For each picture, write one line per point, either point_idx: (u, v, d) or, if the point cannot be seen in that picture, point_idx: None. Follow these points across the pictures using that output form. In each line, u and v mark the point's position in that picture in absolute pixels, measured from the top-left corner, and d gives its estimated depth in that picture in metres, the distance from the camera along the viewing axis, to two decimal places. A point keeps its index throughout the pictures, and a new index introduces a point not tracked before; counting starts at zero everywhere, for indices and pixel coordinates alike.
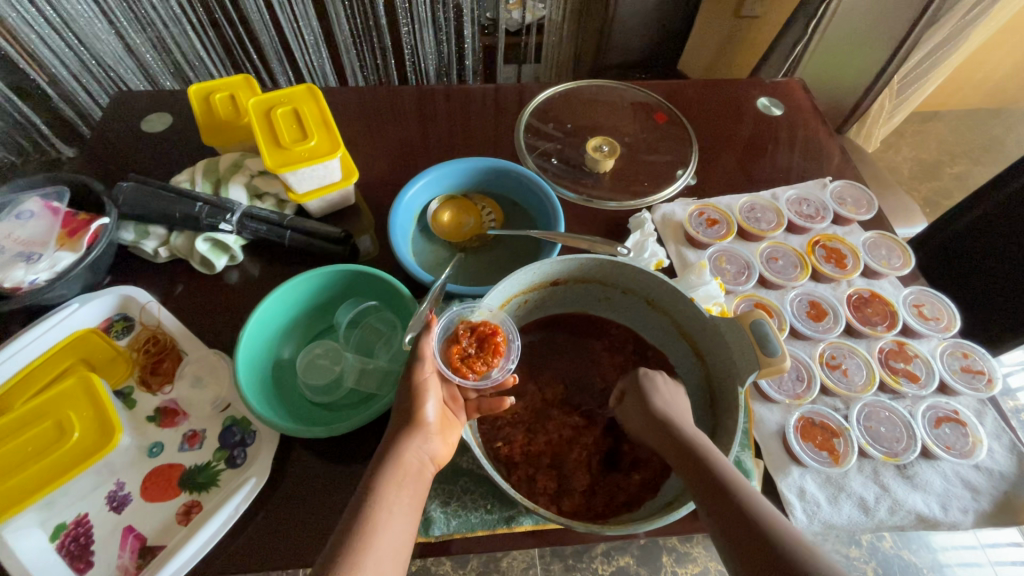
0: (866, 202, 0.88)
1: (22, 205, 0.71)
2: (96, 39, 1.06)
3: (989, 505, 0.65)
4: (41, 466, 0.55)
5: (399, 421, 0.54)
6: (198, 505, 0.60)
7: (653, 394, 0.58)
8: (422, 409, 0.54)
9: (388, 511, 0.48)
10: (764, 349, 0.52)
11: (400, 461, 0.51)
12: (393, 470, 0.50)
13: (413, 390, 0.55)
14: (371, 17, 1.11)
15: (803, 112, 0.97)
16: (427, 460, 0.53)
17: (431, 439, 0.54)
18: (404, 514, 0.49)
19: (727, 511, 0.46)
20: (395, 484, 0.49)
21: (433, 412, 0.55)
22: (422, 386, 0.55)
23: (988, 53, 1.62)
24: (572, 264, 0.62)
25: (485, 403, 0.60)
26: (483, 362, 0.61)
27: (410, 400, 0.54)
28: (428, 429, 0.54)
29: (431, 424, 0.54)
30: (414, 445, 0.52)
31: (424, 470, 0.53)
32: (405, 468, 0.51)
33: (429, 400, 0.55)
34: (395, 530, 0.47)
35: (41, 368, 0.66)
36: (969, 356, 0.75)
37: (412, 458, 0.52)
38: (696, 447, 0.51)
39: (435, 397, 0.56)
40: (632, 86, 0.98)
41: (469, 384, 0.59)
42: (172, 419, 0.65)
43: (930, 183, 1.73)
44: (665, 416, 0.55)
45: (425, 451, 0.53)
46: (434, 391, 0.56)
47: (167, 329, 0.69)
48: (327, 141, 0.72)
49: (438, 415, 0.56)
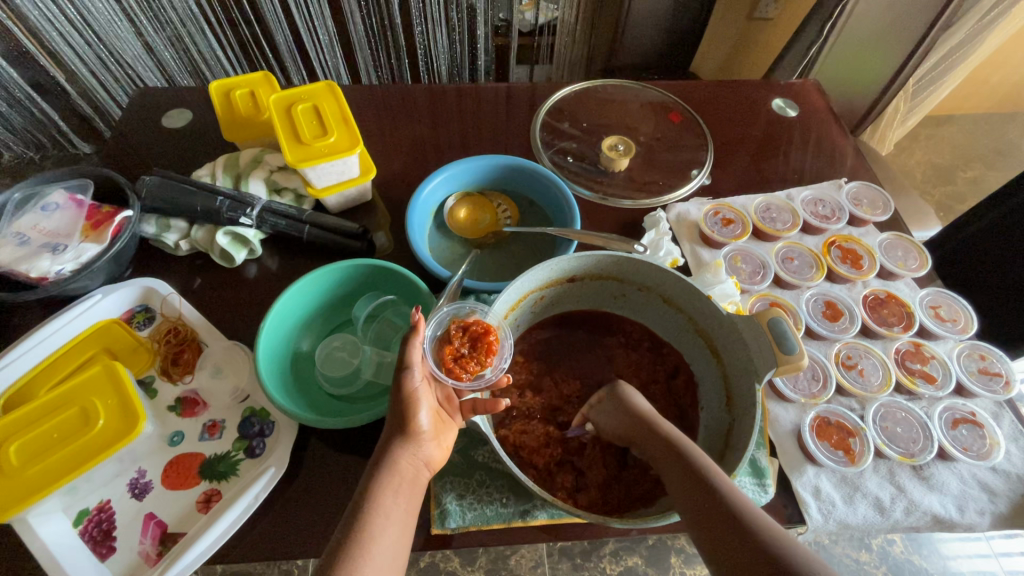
0: (882, 203, 0.87)
1: (47, 197, 0.72)
2: (116, 37, 1.08)
3: (1006, 508, 0.64)
4: (67, 452, 0.56)
5: (393, 428, 0.53)
6: (217, 494, 0.60)
7: (637, 406, 0.57)
8: (415, 418, 0.53)
9: (385, 517, 0.47)
10: (782, 347, 0.52)
11: (395, 468, 0.51)
12: (388, 477, 0.50)
13: (407, 399, 0.53)
14: (386, 17, 1.12)
15: (818, 114, 0.97)
16: (423, 465, 0.53)
17: (426, 444, 0.53)
18: (401, 519, 0.49)
19: (721, 522, 0.45)
20: (391, 491, 0.49)
21: (427, 419, 0.54)
22: (415, 394, 0.54)
23: (1004, 57, 1.61)
24: (589, 260, 0.63)
25: (481, 403, 0.56)
26: (476, 362, 0.61)
27: (402, 408, 0.53)
28: (422, 437, 0.53)
29: (424, 431, 0.53)
30: (406, 453, 0.52)
31: (420, 475, 0.53)
32: (401, 475, 0.51)
33: (422, 409, 0.53)
34: (391, 537, 0.47)
35: (65, 358, 0.67)
36: (987, 358, 0.75)
37: (406, 465, 0.51)
38: (687, 458, 0.50)
39: (428, 406, 0.55)
40: (647, 86, 0.98)
41: (463, 385, 0.58)
42: (193, 409, 0.66)
43: (943, 188, 1.72)
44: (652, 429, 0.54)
45: (421, 457, 0.53)
46: (425, 398, 0.55)
47: (188, 321, 0.71)
48: (346, 138, 0.73)
49: (432, 422, 0.54)
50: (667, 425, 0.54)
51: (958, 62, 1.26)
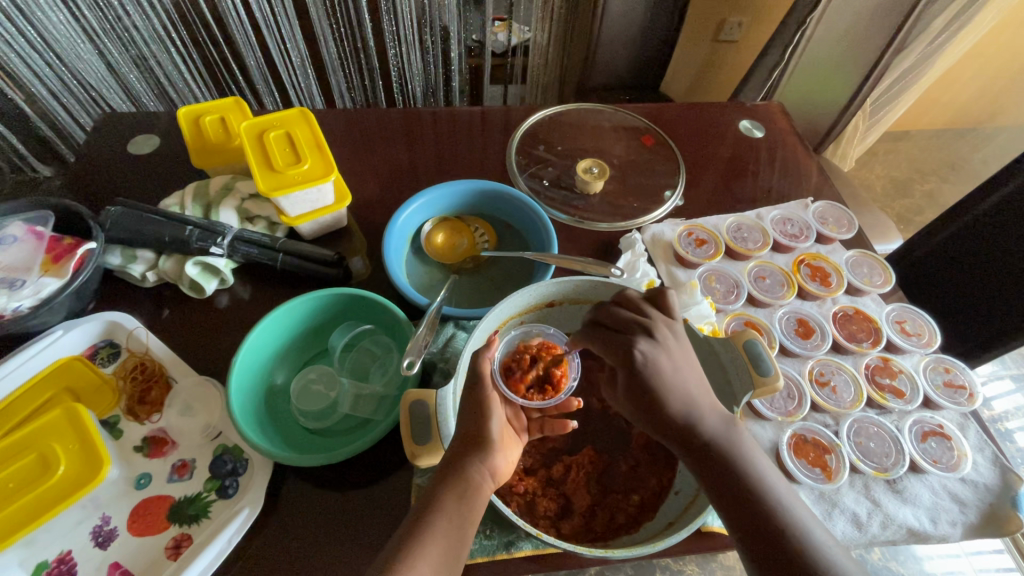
0: (847, 221, 0.90)
1: (4, 230, 0.69)
2: (78, 58, 1.05)
3: (976, 517, 0.66)
4: (23, 502, 0.53)
5: (465, 439, 0.51)
6: (187, 539, 0.58)
7: (659, 370, 0.52)
8: (485, 426, 0.51)
9: (449, 522, 0.47)
10: (758, 368, 0.57)
11: (464, 476, 0.49)
12: (454, 483, 0.48)
13: (480, 405, 0.53)
14: (359, 39, 1.12)
15: (783, 135, 1.00)
16: (489, 476, 0.50)
17: (498, 455, 0.51)
18: (460, 528, 0.47)
19: (741, 507, 0.47)
20: (455, 494, 0.48)
21: (498, 429, 0.52)
22: (489, 401, 0.53)
23: (953, 76, 1.70)
24: (568, 285, 0.65)
25: (549, 424, 0.60)
26: (546, 386, 0.61)
27: (474, 419, 0.52)
28: (491, 446, 0.51)
29: (494, 441, 0.51)
30: (475, 460, 0.49)
31: (486, 486, 0.50)
32: (468, 484, 0.48)
33: (492, 416, 0.52)
34: (457, 538, 0.46)
35: (22, 399, 0.64)
36: (950, 371, 0.77)
37: (476, 473, 0.49)
38: (705, 435, 0.50)
39: (499, 416, 0.53)
40: (618, 109, 1.01)
41: (535, 404, 0.59)
42: (161, 449, 0.63)
43: (902, 201, 1.80)
44: (671, 402, 0.51)
45: (489, 466, 0.50)
46: (497, 410, 0.53)
47: (156, 356, 0.68)
48: (321, 164, 0.72)
49: (501, 433, 0.52)
50: (687, 391, 0.52)
51: (912, 82, 1.33)
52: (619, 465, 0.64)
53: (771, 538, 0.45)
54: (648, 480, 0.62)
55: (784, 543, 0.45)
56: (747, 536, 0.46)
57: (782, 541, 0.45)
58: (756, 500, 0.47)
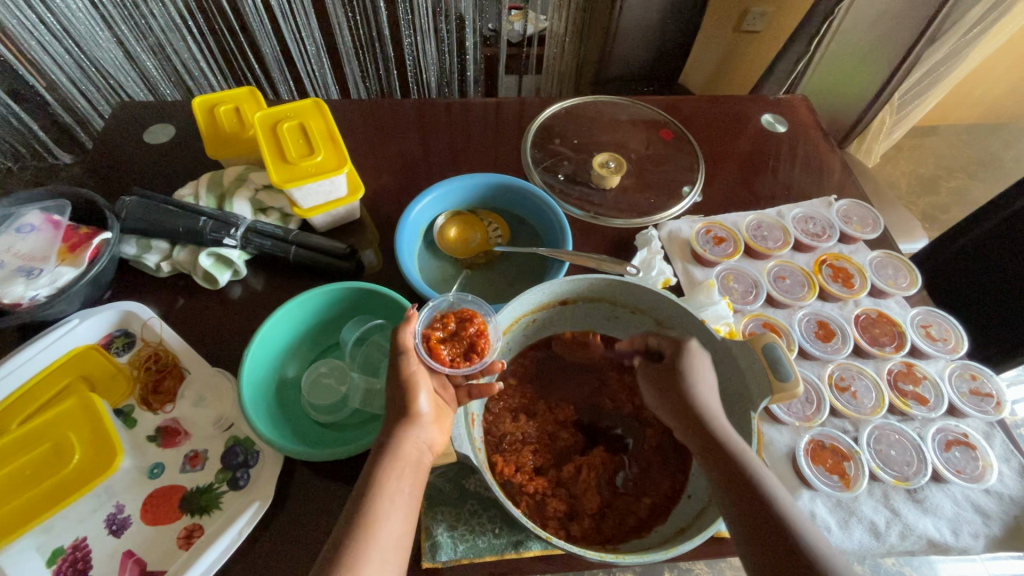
0: (872, 220, 0.87)
1: (23, 218, 0.70)
2: (96, 46, 1.05)
3: (1000, 530, 0.64)
4: (40, 489, 0.54)
5: (394, 414, 0.54)
6: (198, 529, 0.58)
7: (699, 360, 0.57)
8: (415, 401, 0.54)
9: (389, 500, 0.48)
10: (776, 373, 0.53)
11: (400, 451, 0.51)
12: (390, 461, 0.50)
13: (409, 382, 0.55)
14: (374, 28, 1.10)
15: (807, 130, 0.97)
16: (426, 449, 0.53)
17: (427, 427, 0.54)
18: (405, 504, 0.49)
19: (754, 502, 0.48)
20: (394, 472, 0.50)
21: (426, 404, 0.55)
22: (414, 378, 0.55)
23: (987, 69, 1.63)
24: (582, 284, 0.63)
25: (476, 388, 0.60)
26: (470, 354, 0.61)
27: (402, 393, 0.55)
28: (421, 419, 0.54)
29: (423, 415, 0.54)
30: (405, 433, 0.52)
31: (423, 459, 0.53)
32: (403, 459, 0.51)
33: (420, 392, 0.55)
34: (401, 513, 0.48)
35: (40, 386, 0.64)
36: (977, 378, 0.75)
37: (411, 447, 0.52)
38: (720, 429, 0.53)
39: (426, 390, 0.56)
40: (636, 102, 0.98)
41: (460, 372, 0.59)
42: (173, 440, 0.64)
43: (927, 198, 1.75)
44: (698, 391, 0.55)
45: (424, 439, 0.53)
46: (424, 384, 0.56)
47: (170, 346, 0.68)
48: (334, 156, 0.72)
49: (431, 407, 0.55)
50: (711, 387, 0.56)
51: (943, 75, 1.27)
52: (631, 467, 0.63)
53: (779, 536, 0.46)
54: (661, 485, 0.61)
55: (790, 538, 0.46)
56: (757, 543, 0.47)
57: (787, 536, 0.46)
58: (771, 508, 0.48)
